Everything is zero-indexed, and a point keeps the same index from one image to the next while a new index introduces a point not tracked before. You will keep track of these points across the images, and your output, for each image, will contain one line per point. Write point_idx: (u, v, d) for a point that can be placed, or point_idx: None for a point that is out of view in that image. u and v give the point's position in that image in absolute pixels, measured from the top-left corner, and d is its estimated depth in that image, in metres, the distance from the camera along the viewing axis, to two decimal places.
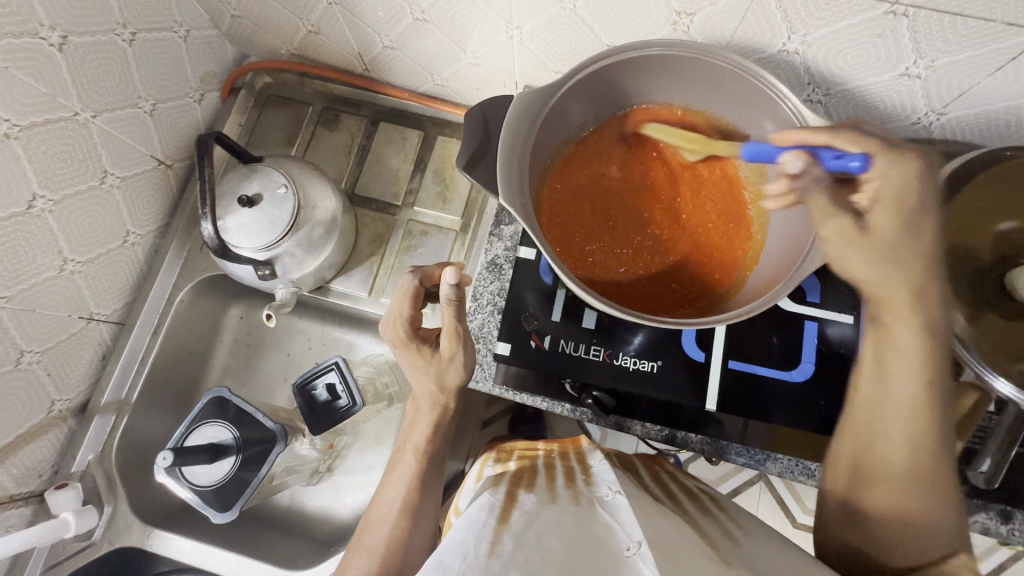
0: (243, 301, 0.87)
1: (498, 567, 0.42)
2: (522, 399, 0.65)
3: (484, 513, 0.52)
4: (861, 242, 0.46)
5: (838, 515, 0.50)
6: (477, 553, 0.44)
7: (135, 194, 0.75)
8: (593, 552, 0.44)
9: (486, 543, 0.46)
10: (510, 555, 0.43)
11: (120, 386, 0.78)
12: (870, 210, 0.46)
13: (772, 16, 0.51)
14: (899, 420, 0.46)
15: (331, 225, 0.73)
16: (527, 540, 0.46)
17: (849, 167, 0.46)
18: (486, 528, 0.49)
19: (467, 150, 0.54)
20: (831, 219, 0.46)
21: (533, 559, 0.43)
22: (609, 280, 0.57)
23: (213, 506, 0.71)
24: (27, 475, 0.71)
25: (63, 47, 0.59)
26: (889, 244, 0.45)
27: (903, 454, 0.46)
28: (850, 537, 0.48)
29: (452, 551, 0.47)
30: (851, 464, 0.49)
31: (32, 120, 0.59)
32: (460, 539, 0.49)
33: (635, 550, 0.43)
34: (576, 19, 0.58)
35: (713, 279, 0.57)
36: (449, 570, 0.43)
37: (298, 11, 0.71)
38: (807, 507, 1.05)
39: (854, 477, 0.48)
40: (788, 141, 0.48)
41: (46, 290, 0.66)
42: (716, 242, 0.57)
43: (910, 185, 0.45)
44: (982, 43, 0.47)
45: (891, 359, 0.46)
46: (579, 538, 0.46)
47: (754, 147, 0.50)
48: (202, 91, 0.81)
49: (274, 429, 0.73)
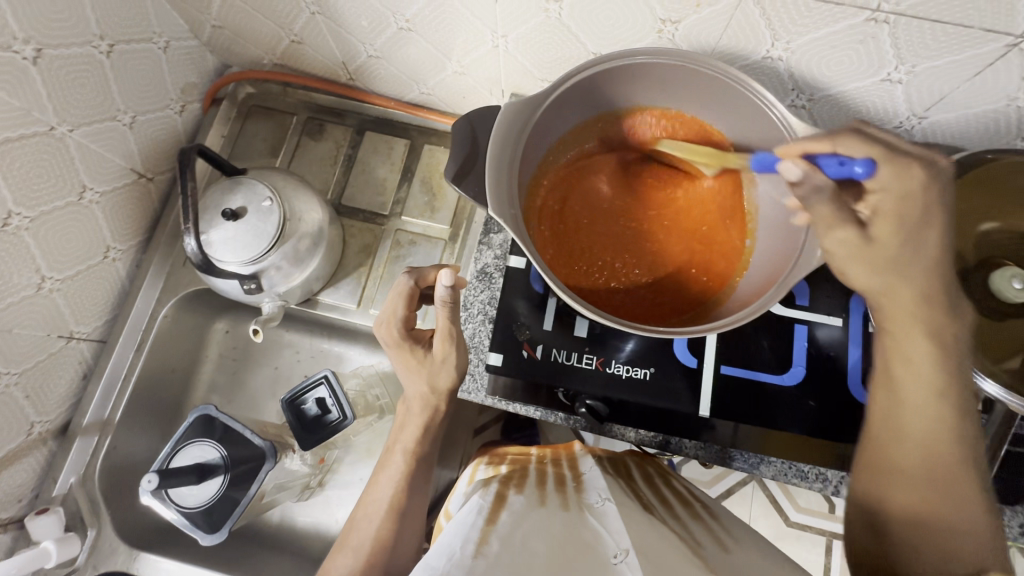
0: (228, 314, 0.86)
1: (484, 567, 0.41)
2: (515, 409, 0.65)
3: (472, 515, 0.52)
4: (862, 254, 0.46)
5: (863, 530, 0.46)
6: (464, 553, 0.44)
7: (115, 209, 0.73)
8: (579, 556, 0.43)
9: (472, 544, 0.45)
10: (496, 556, 0.43)
11: (103, 406, 0.76)
12: (871, 220, 0.47)
13: (756, 24, 0.51)
14: (917, 422, 0.45)
15: (318, 238, 0.72)
16: (514, 541, 0.45)
17: (854, 173, 0.46)
18: (474, 529, 0.48)
19: (456, 160, 0.53)
20: (834, 230, 0.46)
21: (517, 561, 0.42)
22: (590, 287, 0.57)
23: (201, 528, 0.69)
24: (6, 502, 0.68)
25: (37, 60, 0.58)
26: (888, 256, 0.46)
27: (920, 457, 0.44)
28: (877, 547, 0.44)
29: (439, 553, 0.46)
30: (869, 470, 0.47)
31: (6, 136, 0.57)
32: (448, 541, 0.48)
33: (622, 557, 0.43)
34: (562, 27, 0.58)
35: (698, 293, 0.57)
36: (433, 570, 0.43)
37: (280, 21, 0.70)
38: (799, 506, 1.06)
39: (871, 469, 0.47)
40: (792, 154, 0.48)
41: (23, 309, 0.64)
42: (715, 259, 0.57)
43: (915, 199, 0.46)
44: (961, 48, 0.48)
45: (900, 362, 0.46)
46: (566, 542, 0.46)
47: (761, 160, 0.51)
48: (183, 102, 0.80)
49: (263, 446, 0.71)
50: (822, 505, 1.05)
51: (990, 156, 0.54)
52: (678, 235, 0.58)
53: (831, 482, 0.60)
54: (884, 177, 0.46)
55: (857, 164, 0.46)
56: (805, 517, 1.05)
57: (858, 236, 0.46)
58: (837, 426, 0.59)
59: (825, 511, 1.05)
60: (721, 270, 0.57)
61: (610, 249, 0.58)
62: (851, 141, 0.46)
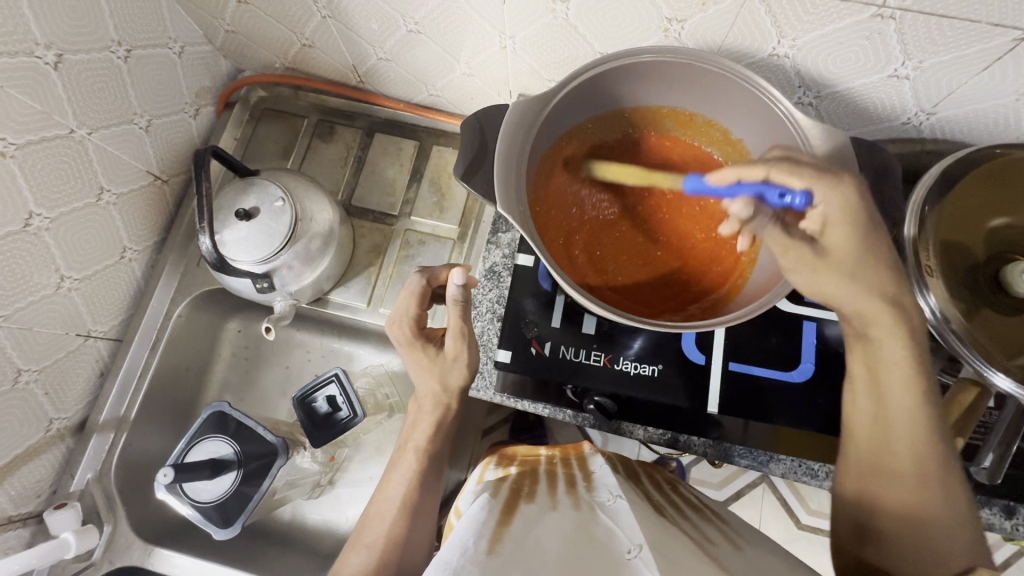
0: (240, 314, 0.87)
1: (497, 565, 0.42)
2: (523, 406, 0.65)
3: (483, 513, 0.52)
4: (824, 266, 0.47)
5: (849, 529, 0.48)
6: (477, 550, 0.44)
7: (131, 211, 0.75)
8: (592, 553, 0.44)
9: (485, 541, 0.46)
10: (511, 554, 0.43)
11: (118, 404, 0.77)
12: (823, 234, 0.47)
13: (762, 21, 0.51)
14: (902, 427, 0.46)
15: (329, 237, 0.73)
16: (526, 539, 0.46)
17: (795, 204, 0.46)
18: (487, 526, 0.48)
19: (464, 159, 0.54)
20: (790, 252, 0.47)
21: (531, 558, 0.43)
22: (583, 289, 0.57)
23: (215, 523, 0.70)
24: (25, 496, 0.70)
25: (58, 65, 0.60)
26: (849, 265, 0.46)
27: (911, 462, 0.45)
28: (865, 549, 0.46)
29: (451, 550, 0.46)
30: (858, 469, 0.48)
31: (28, 138, 0.59)
32: (460, 538, 0.48)
33: (635, 552, 0.43)
34: (568, 27, 0.59)
35: (690, 302, 0.57)
36: (447, 565, 0.43)
37: (293, 25, 0.71)
38: (810, 509, 1.05)
39: (866, 463, 0.48)
40: (726, 181, 0.49)
41: (43, 308, 0.65)
42: (705, 282, 0.58)
43: (856, 204, 0.46)
44: (968, 43, 0.48)
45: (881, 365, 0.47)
46: (579, 541, 0.46)
47: (695, 183, 0.51)
48: (197, 106, 0.81)
49: (275, 442, 0.72)
50: None
51: (1001, 150, 0.53)
52: (677, 247, 0.58)
53: None
54: (823, 193, 0.46)
55: (796, 197, 0.46)
56: (816, 520, 1.04)
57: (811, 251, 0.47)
58: None
59: None
60: (728, 278, 0.57)
61: (605, 257, 0.58)
62: (785, 169, 0.46)
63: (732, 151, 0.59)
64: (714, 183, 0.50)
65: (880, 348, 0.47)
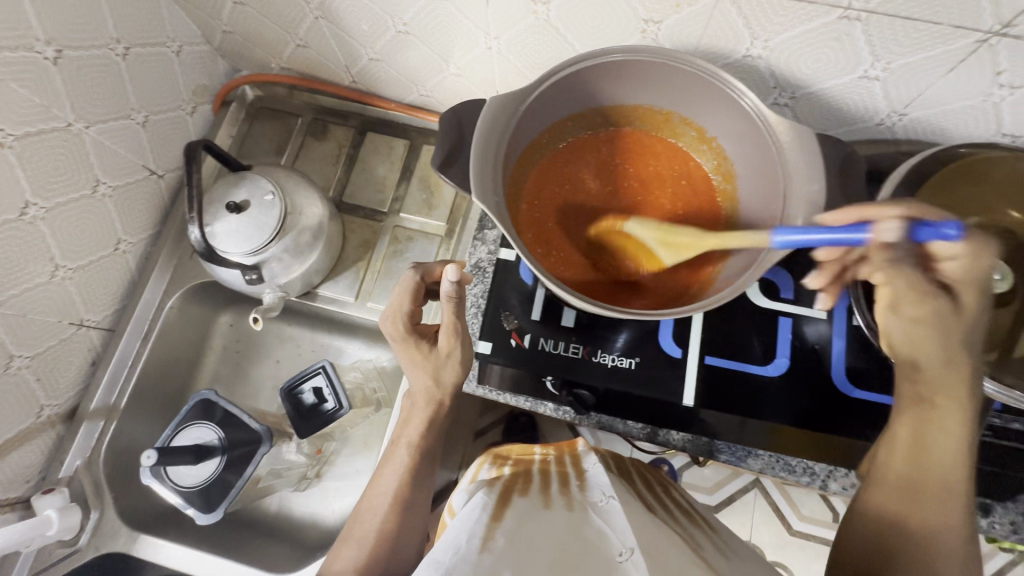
0: (232, 308, 0.89)
1: (489, 564, 0.42)
2: (509, 399, 0.70)
3: (477, 513, 0.53)
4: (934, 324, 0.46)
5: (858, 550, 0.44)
6: (470, 548, 0.45)
7: (127, 203, 0.77)
8: (582, 551, 0.44)
9: (477, 539, 0.46)
10: (502, 552, 0.44)
11: (109, 392, 0.79)
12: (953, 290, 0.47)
13: (734, 22, 0.53)
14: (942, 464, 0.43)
15: (318, 231, 0.75)
16: (519, 539, 0.46)
17: (945, 237, 0.44)
18: (479, 524, 0.49)
19: (443, 151, 0.55)
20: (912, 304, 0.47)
21: (522, 558, 0.43)
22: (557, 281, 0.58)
23: (197, 507, 0.72)
24: (14, 481, 0.71)
25: (58, 60, 0.62)
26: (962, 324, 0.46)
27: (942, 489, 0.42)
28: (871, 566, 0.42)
29: (445, 549, 0.47)
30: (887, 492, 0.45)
31: (27, 130, 0.61)
32: (454, 536, 0.49)
33: (627, 555, 0.42)
34: (550, 28, 0.60)
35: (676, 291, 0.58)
36: (439, 565, 0.44)
37: (286, 26, 0.74)
38: (802, 514, 1.04)
39: (901, 486, 0.44)
40: (848, 219, 0.48)
41: (36, 296, 0.67)
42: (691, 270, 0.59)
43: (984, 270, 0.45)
44: (933, 45, 0.49)
45: (934, 417, 0.45)
46: (568, 540, 0.46)
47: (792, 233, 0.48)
48: (193, 104, 0.84)
49: (259, 431, 0.74)
50: (825, 513, 1.04)
51: (965, 150, 0.54)
52: None
53: (817, 476, 0.64)
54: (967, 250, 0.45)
55: (947, 230, 0.44)
56: (807, 526, 1.04)
57: (942, 306, 0.46)
58: (821, 418, 0.59)
59: (828, 520, 1.04)
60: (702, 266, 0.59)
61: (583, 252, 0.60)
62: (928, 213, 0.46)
63: (710, 149, 0.61)
64: (830, 223, 0.49)
65: (942, 409, 0.45)
